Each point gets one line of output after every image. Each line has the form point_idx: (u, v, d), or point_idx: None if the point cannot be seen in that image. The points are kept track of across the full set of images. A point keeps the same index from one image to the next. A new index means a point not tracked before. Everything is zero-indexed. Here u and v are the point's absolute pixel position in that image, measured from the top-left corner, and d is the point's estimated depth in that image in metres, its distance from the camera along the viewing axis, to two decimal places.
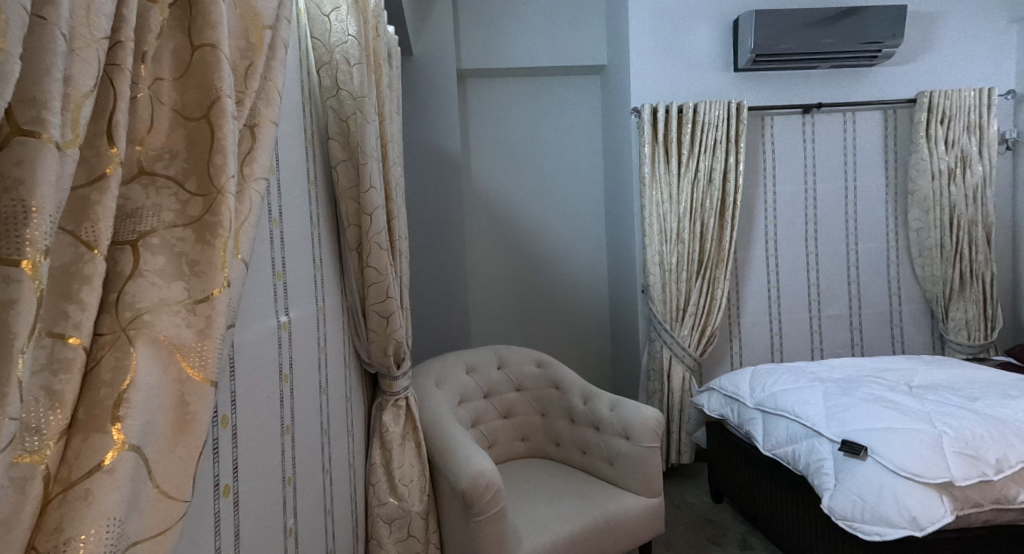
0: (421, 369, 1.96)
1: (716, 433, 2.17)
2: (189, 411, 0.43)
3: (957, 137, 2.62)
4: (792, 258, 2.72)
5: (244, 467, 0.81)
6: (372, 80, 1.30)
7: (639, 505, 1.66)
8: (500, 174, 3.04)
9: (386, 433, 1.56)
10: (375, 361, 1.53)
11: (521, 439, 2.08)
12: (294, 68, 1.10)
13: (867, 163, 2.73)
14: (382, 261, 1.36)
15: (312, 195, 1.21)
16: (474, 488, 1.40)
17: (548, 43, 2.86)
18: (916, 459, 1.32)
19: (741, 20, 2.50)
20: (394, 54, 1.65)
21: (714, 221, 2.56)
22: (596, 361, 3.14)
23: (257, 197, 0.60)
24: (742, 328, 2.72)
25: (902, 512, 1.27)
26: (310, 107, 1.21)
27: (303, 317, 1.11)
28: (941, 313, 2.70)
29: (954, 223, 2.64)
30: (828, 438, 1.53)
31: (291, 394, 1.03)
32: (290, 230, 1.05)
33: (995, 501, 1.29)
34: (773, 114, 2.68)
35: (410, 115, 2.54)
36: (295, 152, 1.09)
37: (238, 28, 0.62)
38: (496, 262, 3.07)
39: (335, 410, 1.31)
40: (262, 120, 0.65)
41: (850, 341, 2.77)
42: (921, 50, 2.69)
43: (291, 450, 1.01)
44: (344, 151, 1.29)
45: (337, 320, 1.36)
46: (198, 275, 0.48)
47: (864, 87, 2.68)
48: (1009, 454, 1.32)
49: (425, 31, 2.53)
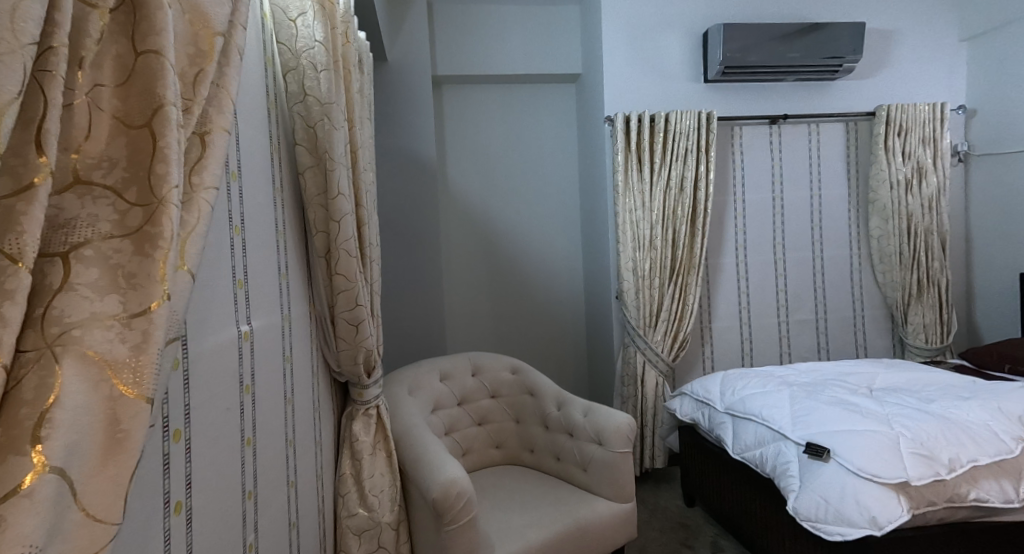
0: (394, 377, 1.94)
1: (688, 437, 2.20)
2: (121, 430, 0.42)
3: (913, 149, 2.72)
4: (760, 265, 2.79)
5: (199, 481, 0.79)
6: (340, 88, 1.29)
7: (611, 509, 1.66)
8: (476, 180, 3.04)
9: (356, 442, 1.53)
10: (345, 369, 1.50)
11: (495, 446, 2.07)
12: (257, 72, 1.08)
13: (831, 173, 2.82)
14: (352, 268, 1.34)
15: (278, 203, 1.19)
16: (445, 496, 1.38)
17: (524, 51, 2.88)
18: (875, 459, 1.36)
19: (710, 33, 2.57)
20: (365, 61, 1.65)
21: (685, 228, 2.60)
22: (572, 367, 3.16)
23: (206, 206, 0.58)
24: (713, 333, 2.76)
25: (863, 511, 1.30)
26: (276, 112, 1.19)
27: (267, 326, 1.09)
28: (901, 318, 2.79)
29: (912, 231, 2.73)
30: (794, 441, 1.56)
31: (253, 405, 1.00)
32: (253, 237, 1.03)
33: (949, 499, 1.34)
34: (743, 124, 2.75)
35: (385, 120, 2.53)
36: (259, 159, 1.07)
37: (187, 34, 0.61)
38: (471, 267, 3.06)
39: (302, 421, 1.28)
40: (214, 127, 0.64)
41: (817, 345, 2.84)
42: (880, 65, 2.80)
43: (252, 462, 0.98)
44: (312, 157, 1.27)
45: (304, 329, 1.34)
46: (135, 288, 0.46)
47: (828, 100, 2.77)
48: (961, 453, 1.37)
49: (400, 38, 2.52)
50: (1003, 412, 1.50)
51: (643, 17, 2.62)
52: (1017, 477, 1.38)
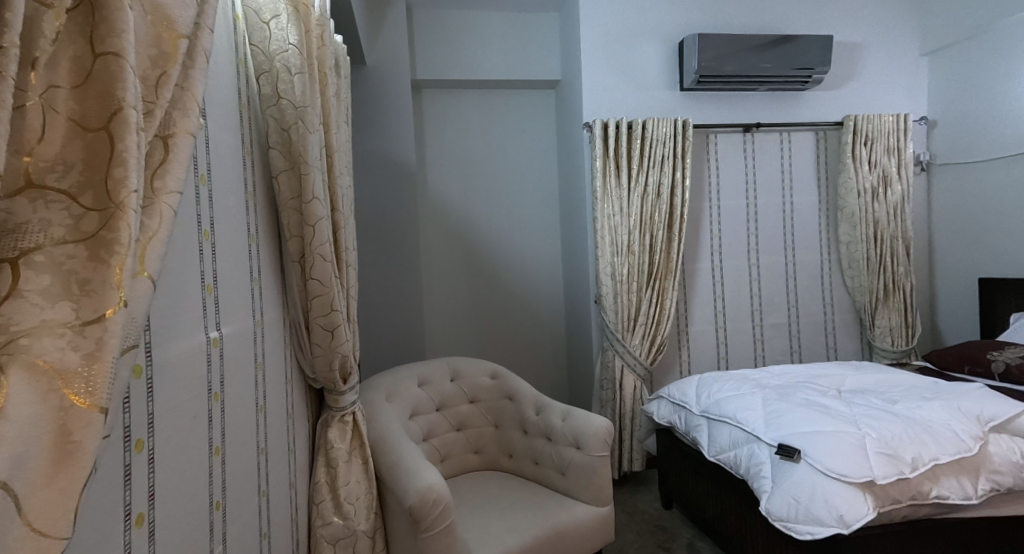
0: (371, 383, 1.92)
1: (666, 440, 2.22)
2: (71, 441, 0.41)
3: (879, 158, 2.82)
4: (735, 270, 2.85)
5: (163, 493, 0.77)
6: (315, 91, 1.28)
7: (589, 513, 1.67)
8: (456, 184, 3.04)
9: (332, 449, 1.50)
10: (320, 376, 1.48)
11: (474, 451, 2.06)
12: (229, 75, 1.06)
13: (802, 180, 2.90)
14: (327, 273, 1.32)
15: (250, 206, 1.17)
16: (421, 503, 1.37)
17: (504, 57, 2.90)
18: (843, 459, 1.39)
19: (686, 43, 2.63)
20: (342, 65, 1.64)
21: (662, 234, 2.64)
22: (552, 371, 3.17)
23: (168, 212, 0.57)
24: (690, 337, 2.81)
25: (831, 510, 1.34)
26: (249, 115, 1.18)
27: (238, 332, 1.06)
28: (869, 322, 2.88)
29: (879, 237, 2.83)
30: (766, 442, 1.59)
31: (222, 413, 0.98)
32: (223, 242, 1.01)
33: (912, 497, 1.38)
34: (717, 132, 2.81)
35: (364, 123, 2.51)
36: (230, 162, 1.06)
37: (150, 36, 0.59)
38: (451, 271, 3.05)
39: (275, 429, 1.26)
40: (178, 131, 0.63)
41: (789, 348, 2.90)
42: (847, 77, 2.90)
43: (221, 472, 0.96)
44: (286, 161, 1.25)
45: (277, 335, 1.31)
46: (89, 294, 0.45)
47: (799, 110, 2.86)
48: (924, 452, 1.42)
49: (379, 41, 2.52)
50: (963, 412, 1.56)
51: (621, 25, 2.67)
52: (975, 474, 1.43)
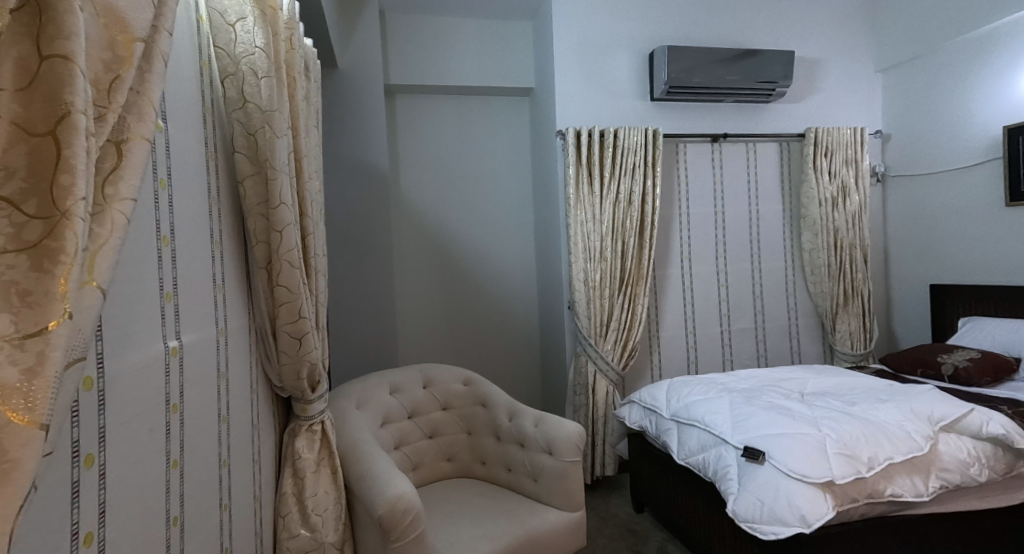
0: (341, 391, 1.88)
1: (637, 444, 2.25)
2: (7, 460, 0.39)
3: (838, 170, 2.94)
4: (704, 276, 2.91)
5: (115, 510, 0.74)
6: (283, 95, 1.26)
7: (560, 518, 1.68)
8: (429, 189, 3.03)
9: (299, 460, 1.47)
10: (287, 385, 1.45)
11: (447, 459, 2.04)
12: (191, 78, 1.04)
13: (767, 190, 3.00)
14: (295, 279, 1.30)
15: (214, 211, 1.14)
16: (391, 513, 1.36)
17: (478, 64, 2.92)
18: (805, 460, 1.44)
19: (656, 55, 2.69)
20: (312, 69, 1.62)
21: (634, 240, 2.69)
22: (525, 376, 3.17)
23: (121, 219, 0.56)
24: (661, 342, 2.86)
25: (794, 510, 1.38)
26: (212, 119, 1.15)
27: (199, 341, 1.03)
28: (830, 326, 2.98)
29: (839, 244, 2.94)
30: (733, 445, 1.63)
31: (182, 425, 0.95)
32: (185, 248, 0.98)
33: (868, 496, 1.43)
34: (687, 142, 2.88)
35: (336, 128, 2.48)
36: (192, 166, 1.03)
37: (103, 39, 0.57)
38: (425, 276, 3.03)
39: (238, 440, 1.22)
40: (133, 136, 0.61)
41: (756, 353, 2.99)
42: (809, 91, 3.02)
43: (179, 486, 0.93)
44: (252, 165, 1.22)
45: (242, 343, 1.28)
46: (31, 306, 0.43)
47: (764, 122, 2.96)
48: (879, 452, 1.47)
49: (352, 45, 2.49)
50: (915, 412, 1.63)
51: (594, 35, 2.71)
52: (926, 472, 1.50)
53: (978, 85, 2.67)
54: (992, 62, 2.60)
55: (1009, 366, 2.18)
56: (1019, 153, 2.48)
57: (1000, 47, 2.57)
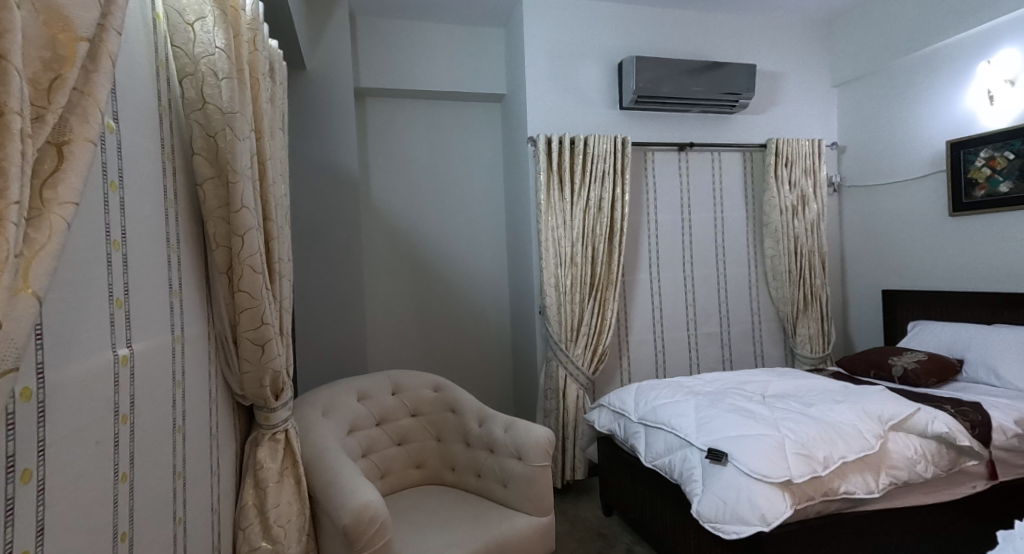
0: (307, 399, 1.84)
1: (606, 448, 2.28)
2: None
3: (797, 180, 3.06)
4: (671, 281, 2.98)
5: (56, 527, 0.70)
6: (245, 97, 1.24)
7: (529, 523, 1.68)
8: (400, 193, 3.00)
9: (260, 470, 1.43)
10: (249, 393, 1.41)
11: (416, 466, 2.02)
12: (146, 78, 1.01)
13: (732, 198, 3.09)
14: (257, 285, 1.27)
15: (171, 215, 1.10)
16: (356, 522, 1.34)
17: (449, 70, 2.92)
18: (765, 461, 1.48)
19: (624, 65, 2.75)
20: (278, 71, 1.60)
21: (603, 246, 2.73)
22: (497, 381, 3.17)
23: (61, 224, 0.54)
24: (630, 346, 2.90)
25: (754, 510, 1.42)
26: (170, 120, 1.12)
27: (153, 349, 0.99)
28: (791, 330, 3.09)
29: (799, 251, 3.06)
30: (698, 447, 1.67)
31: (132, 436, 0.91)
32: (138, 253, 0.95)
33: (824, 493, 1.49)
34: (655, 150, 2.95)
35: (303, 130, 2.44)
36: (147, 168, 1.00)
37: (41, 37, 0.54)
38: (394, 281, 3.00)
39: (195, 451, 1.18)
40: (76, 138, 0.59)
41: (721, 356, 3.07)
42: (770, 103, 3.13)
43: (128, 500, 0.89)
44: (213, 168, 1.19)
45: (200, 351, 1.24)
46: None
47: (728, 132, 3.05)
48: (834, 451, 1.53)
49: (321, 47, 2.46)
50: (868, 412, 1.70)
51: (564, 44, 2.75)
52: (877, 470, 1.56)
53: (925, 101, 2.82)
54: (936, 80, 2.76)
55: (953, 367, 2.31)
56: (961, 166, 2.64)
57: (943, 66, 2.72)
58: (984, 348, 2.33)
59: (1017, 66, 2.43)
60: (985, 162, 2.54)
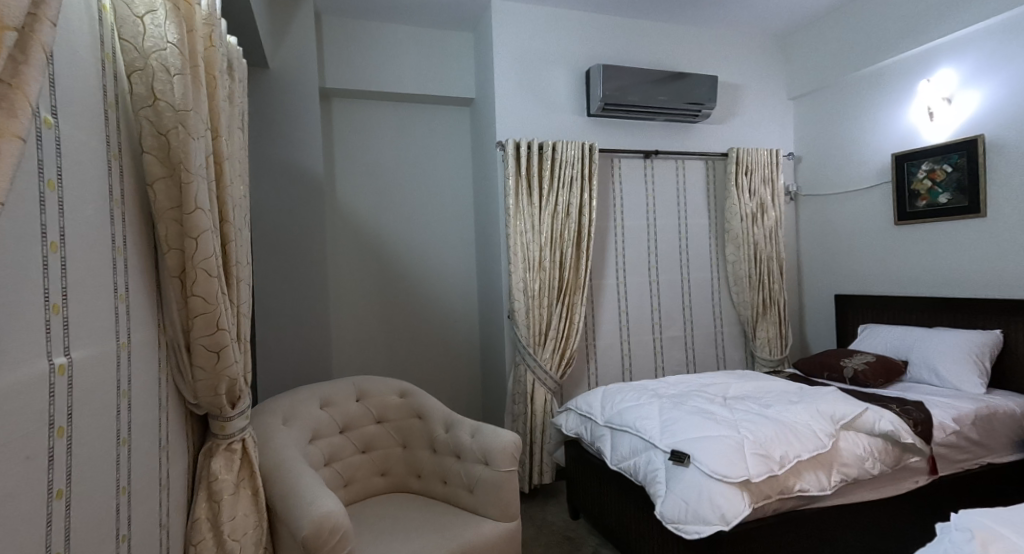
0: (266, 407, 1.78)
1: (573, 451, 2.29)
2: None
3: (757, 188, 3.18)
4: (638, 285, 3.03)
5: None
6: (200, 95, 1.19)
7: (495, 529, 1.67)
8: (367, 197, 2.96)
9: (214, 482, 1.37)
10: (203, 402, 1.35)
11: (380, 474, 1.98)
12: (90, 71, 0.95)
13: (695, 205, 3.18)
14: (212, 289, 1.22)
15: (116, 215, 1.05)
16: (316, 533, 1.30)
17: (419, 72, 2.91)
18: (725, 461, 1.52)
19: (592, 73, 2.80)
20: (236, 69, 1.55)
21: (571, 251, 2.75)
22: (466, 386, 3.15)
23: None
24: (597, 350, 2.93)
25: (715, 509, 1.45)
26: (116, 116, 1.07)
27: (94, 356, 0.94)
28: (751, 334, 3.19)
29: (758, 257, 3.16)
30: (661, 449, 1.70)
31: (69, 450, 0.85)
32: (79, 257, 0.90)
33: (780, 491, 1.54)
34: (621, 157, 3.00)
35: (263, 130, 2.37)
36: (89, 168, 0.94)
37: None
38: (361, 286, 2.95)
39: (141, 463, 1.12)
40: (2, 133, 0.55)
41: (685, 359, 3.14)
42: (731, 114, 3.25)
43: (63, 520, 0.83)
44: (164, 167, 1.14)
45: (149, 359, 1.18)
46: None
47: (691, 140, 3.14)
48: (789, 450, 1.59)
49: (284, 46, 2.41)
50: (821, 412, 1.77)
51: (532, 50, 2.78)
52: (830, 467, 1.63)
53: (872, 115, 2.98)
54: (883, 96, 2.92)
55: (898, 367, 2.43)
56: (905, 177, 2.79)
57: (889, 82, 2.88)
58: (926, 349, 2.46)
59: (954, 85, 2.59)
60: (926, 174, 2.69)
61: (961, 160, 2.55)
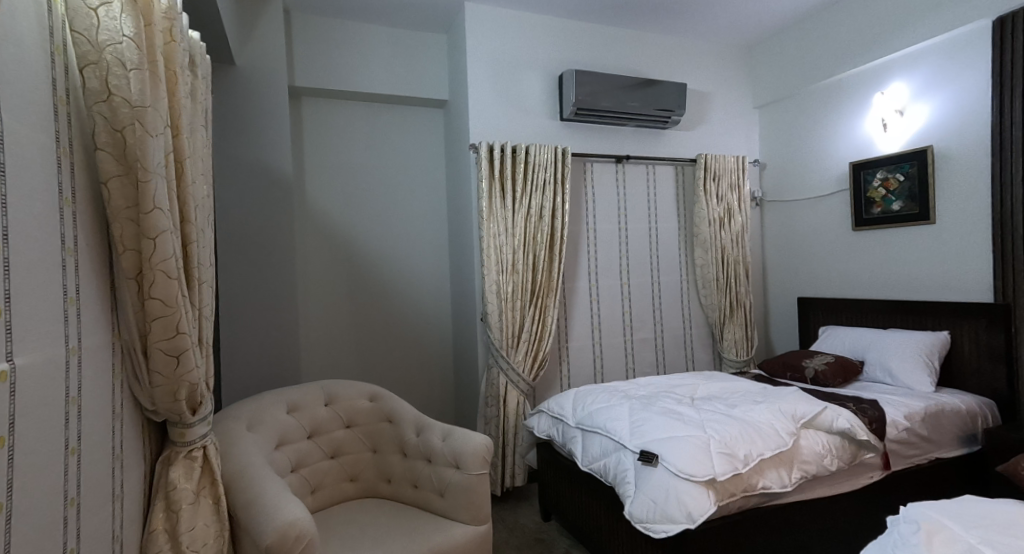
0: (229, 412, 1.73)
1: (545, 453, 2.31)
2: None
3: (724, 193, 3.26)
4: (610, 288, 3.07)
5: None
6: (158, 92, 1.16)
7: (465, 532, 1.66)
8: (338, 198, 2.91)
9: (173, 491, 1.32)
10: (161, 408, 1.30)
11: (349, 479, 1.95)
12: (38, 64, 0.91)
13: (665, 209, 3.25)
14: (172, 291, 1.18)
15: (67, 215, 1.00)
16: (281, 541, 1.27)
17: (392, 73, 2.88)
18: (691, 461, 1.55)
19: (564, 78, 2.83)
20: (199, 65, 1.51)
21: (543, 254, 2.77)
22: (438, 390, 3.13)
23: None
24: (570, 352, 2.96)
25: (682, 508, 1.48)
26: (68, 111, 1.02)
27: (38, 362, 0.89)
28: (719, 336, 3.27)
29: (725, 260, 3.25)
30: (630, 449, 1.72)
31: (10, 461, 0.80)
32: (23, 256, 0.85)
33: (744, 489, 1.58)
34: (593, 161, 3.04)
35: (228, 128, 2.31)
36: (36, 164, 0.90)
37: None
38: (331, 288, 2.90)
39: (92, 473, 1.07)
40: None
41: (655, 361, 3.19)
42: (699, 121, 3.33)
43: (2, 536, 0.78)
44: (119, 164, 1.10)
45: (102, 364, 1.13)
46: None
47: (662, 146, 3.21)
48: (753, 449, 1.63)
49: (252, 43, 2.35)
50: (783, 412, 1.83)
51: (506, 54, 2.79)
52: (790, 465, 1.68)
53: (832, 125, 3.10)
54: (841, 107, 3.05)
55: (855, 367, 2.54)
56: (862, 185, 2.91)
57: (846, 94, 3.01)
58: (881, 350, 2.57)
59: (906, 98, 2.72)
60: (881, 183, 2.81)
61: (912, 169, 2.67)
